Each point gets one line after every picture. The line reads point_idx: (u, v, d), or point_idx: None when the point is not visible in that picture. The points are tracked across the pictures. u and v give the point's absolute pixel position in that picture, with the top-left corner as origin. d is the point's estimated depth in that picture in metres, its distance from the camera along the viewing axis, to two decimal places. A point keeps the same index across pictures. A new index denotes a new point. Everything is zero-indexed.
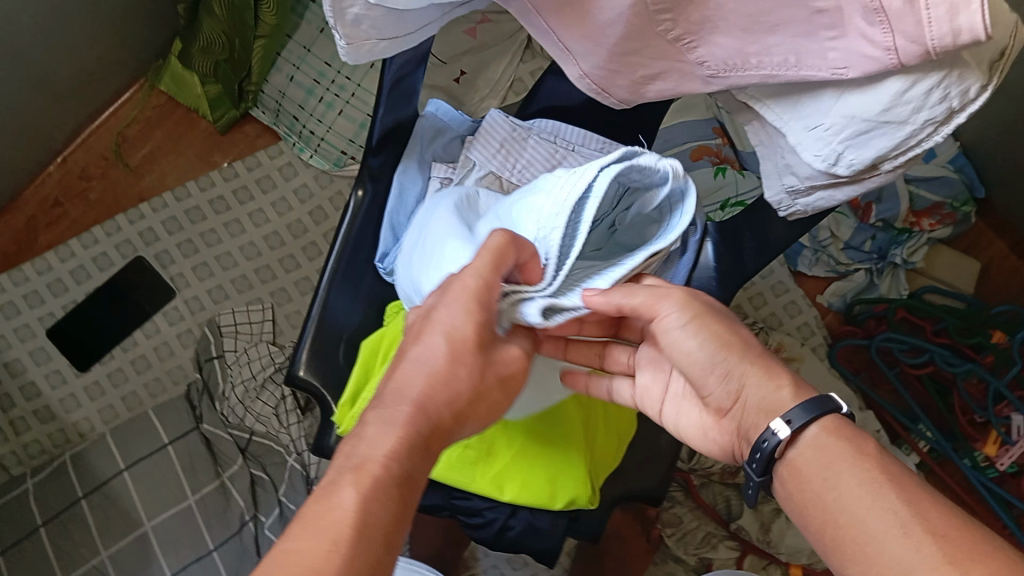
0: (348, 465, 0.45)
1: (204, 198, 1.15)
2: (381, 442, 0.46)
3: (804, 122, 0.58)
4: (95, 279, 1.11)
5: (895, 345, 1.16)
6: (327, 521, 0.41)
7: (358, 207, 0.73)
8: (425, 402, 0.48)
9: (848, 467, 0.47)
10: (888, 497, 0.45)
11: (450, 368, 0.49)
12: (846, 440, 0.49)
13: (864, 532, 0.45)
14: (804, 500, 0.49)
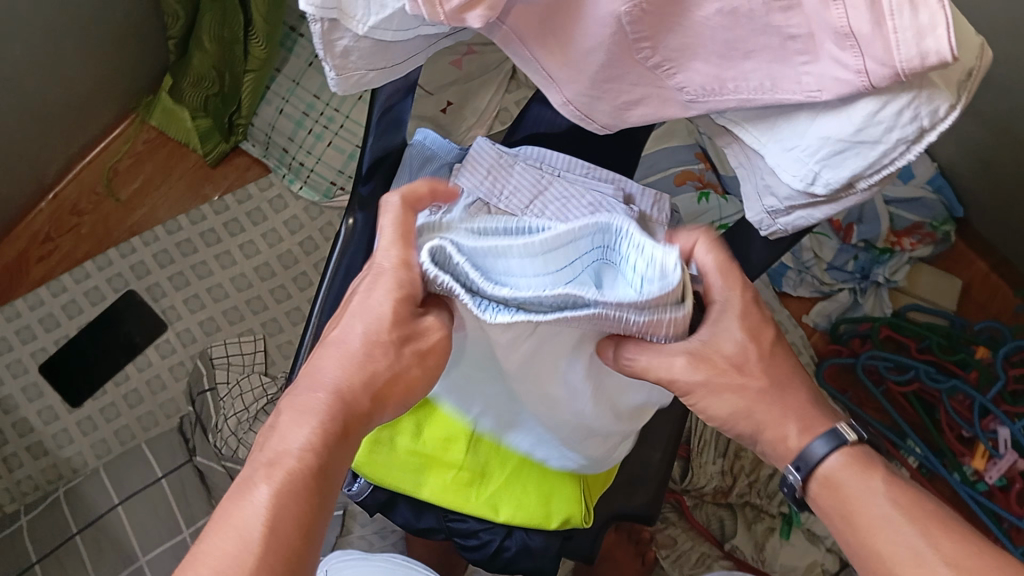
0: (270, 455, 0.47)
1: (195, 231, 1.16)
2: (296, 433, 0.48)
3: (782, 144, 0.60)
4: (87, 313, 1.12)
5: (880, 363, 1.18)
6: (247, 525, 0.45)
7: (348, 236, 0.74)
8: (340, 387, 0.49)
9: (867, 502, 0.54)
10: (905, 531, 0.52)
11: (366, 352, 0.50)
12: (863, 474, 0.55)
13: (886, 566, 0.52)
14: (835, 532, 0.56)
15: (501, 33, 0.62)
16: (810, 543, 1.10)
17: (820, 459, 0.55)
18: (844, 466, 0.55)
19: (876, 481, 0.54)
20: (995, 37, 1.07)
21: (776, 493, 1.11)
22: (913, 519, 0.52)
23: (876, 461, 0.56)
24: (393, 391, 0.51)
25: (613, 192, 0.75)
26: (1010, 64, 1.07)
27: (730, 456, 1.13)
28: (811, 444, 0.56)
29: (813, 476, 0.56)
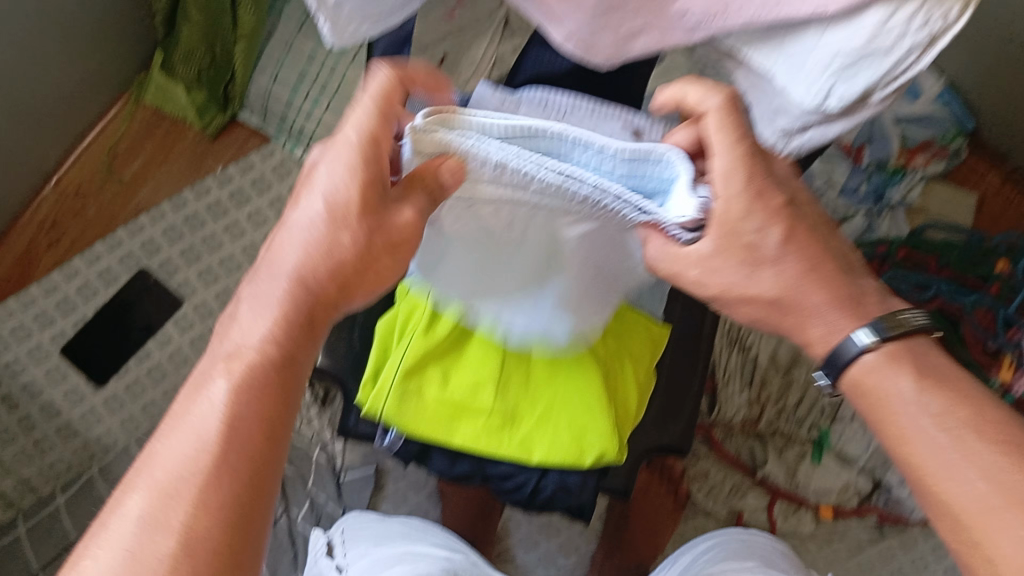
0: (242, 347, 0.50)
1: (202, 205, 1.16)
2: (257, 328, 0.51)
3: (790, 64, 0.59)
4: (102, 294, 1.12)
5: (900, 283, 1.16)
6: (200, 420, 0.46)
7: None
8: (302, 273, 0.52)
9: (894, 403, 0.53)
10: (933, 437, 0.51)
11: (330, 235, 0.52)
12: (892, 375, 0.53)
13: (928, 465, 0.50)
14: (876, 425, 0.54)
15: None
16: (841, 467, 1.10)
17: (851, 358, 0.55)
18: (875, 368, 0.54)
19: (904, 385, 0.53)
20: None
21: (805, 419, 1.11)
22: (942, 424, 0.51)
23: (914, 358, 0.54)
24: (359, 282, 0.54)
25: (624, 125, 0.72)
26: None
27: (756, 385, 1.12)
28: (844, 338, 0.55)
29: (843, 375, 0.56)
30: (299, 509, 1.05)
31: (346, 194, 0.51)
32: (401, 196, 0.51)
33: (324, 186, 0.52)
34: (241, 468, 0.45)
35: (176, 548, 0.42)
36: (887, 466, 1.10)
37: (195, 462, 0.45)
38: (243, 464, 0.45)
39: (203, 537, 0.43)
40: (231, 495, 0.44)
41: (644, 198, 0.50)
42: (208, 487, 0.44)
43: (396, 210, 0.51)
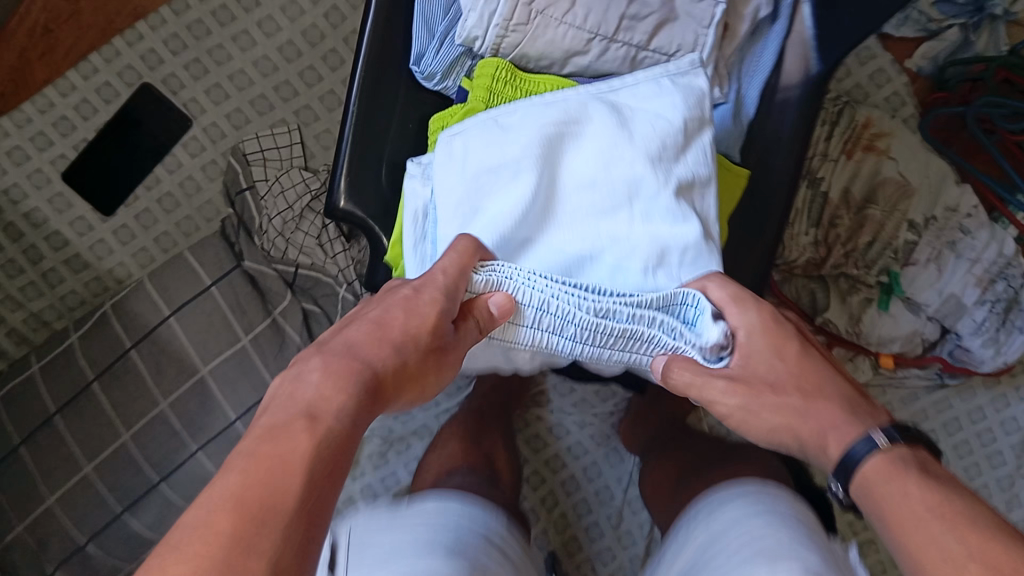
0: (312, 395, 0.43)
1: (206, 10, 1.01)
2: (319, 387, 0.44)
3: None
4: (103, 113, 1.00)
5: (996, 110, 1.01)
6: (278, 449, 0.39)
7: (381, 2, 0.66)
8: (367, 361, 0.47)
9: (897, 491, 0.45)
10: (925, 520, 0.42)
11: (399, 340, 0.48)
12: (894, 474, 0.46)
13: (926, 539, 0.42)
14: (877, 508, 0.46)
15: None
16: (910, 314, 1.02)
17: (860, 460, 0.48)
18: (876, 465, 0.47)
19: (909, 479, 0.45)
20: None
21: (875, 262, 1.01)
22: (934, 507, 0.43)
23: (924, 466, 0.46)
24: (407, 384, 0.49)
25: None
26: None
27: (824, 225, 1.01)
28: (850, 442, 0.49)
29: (850, 483, 0.49)
30: None
31: (424, 305, 0.50)
32: (458, 331, 0.51)
33: (403, 299, 0.50)
34: (311, 518, 0.37)
35: None
36: (960, 313, 1.00)
37: (270, 493, 0.37)
38: (308, 509, 0.38)
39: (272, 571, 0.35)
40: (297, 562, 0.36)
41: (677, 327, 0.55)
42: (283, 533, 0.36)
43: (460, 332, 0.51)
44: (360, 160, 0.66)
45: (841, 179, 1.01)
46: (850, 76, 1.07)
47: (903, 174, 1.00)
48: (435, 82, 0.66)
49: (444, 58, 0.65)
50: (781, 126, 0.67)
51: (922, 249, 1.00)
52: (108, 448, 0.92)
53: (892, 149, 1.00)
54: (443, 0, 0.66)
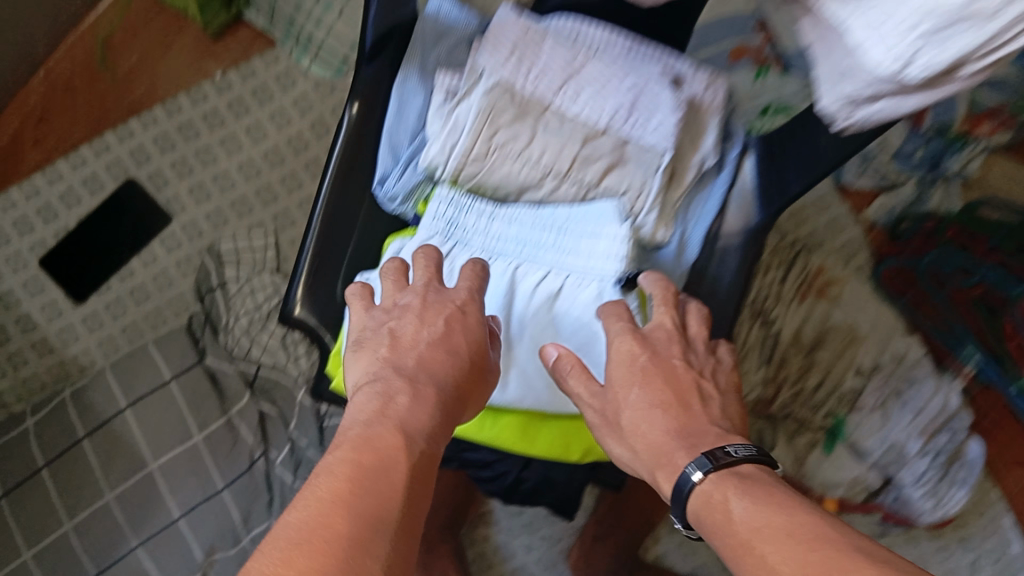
0: (388, 422, 0.44)
1: (197, 113, 1.06)
2: (372, 405, 0.45)
3: (874, 16, 0.50)
4: (87, 203, 1.04)
5: (943, 264, 1.07)
6: (373, 440, 0.42)
7: (351, 128, 0.69)
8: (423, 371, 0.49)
9: (729, 511, 0.45)
10: (758, 545, 0.40)
11: (446, 329, 0.52)
12: (721, 497, 0.46)
13: (749, 549, 0.41)
14: (719, 516, 0.45)
15: None
16: (853, 459, 1.03)
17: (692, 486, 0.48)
18: (709, 488, 0.47)
19: (730, 490, 0.46)
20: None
21: (821, 405, 1.06)
22: (764, 526, 0.41)
23: (745, 477, 0.47)
24: (469, 394, 0.52)
25: (660, 73, 0.68)
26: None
27: (775, 364, 1.07)
28: (682, 471, 0.49)
29: (686, 511, 0.49)
30: (278, 453, 0.97)
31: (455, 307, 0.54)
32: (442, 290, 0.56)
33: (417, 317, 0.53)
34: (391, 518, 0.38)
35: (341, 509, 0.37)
36: (901, 462, 1.01)
37: (323, 493, 0.38)
38: (387, 519, 0.38)
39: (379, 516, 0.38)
40: (375, 502, 0.39)
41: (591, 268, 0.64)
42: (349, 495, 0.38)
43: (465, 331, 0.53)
44: (319, 273, 0.69)
45: (794, 321, 1.08)
46: (808, 222, 1.11)
47: (851, 323, 1.07)
48: (397, 207, 0.69)
49: (404, 183, 0.68)
50: (721, 272, 0.71)
51: (869, 395, 1.04)
52: (49, 537, 0.91)
53: (841, 297, 1.08)
54: (411, 127, 0.69)
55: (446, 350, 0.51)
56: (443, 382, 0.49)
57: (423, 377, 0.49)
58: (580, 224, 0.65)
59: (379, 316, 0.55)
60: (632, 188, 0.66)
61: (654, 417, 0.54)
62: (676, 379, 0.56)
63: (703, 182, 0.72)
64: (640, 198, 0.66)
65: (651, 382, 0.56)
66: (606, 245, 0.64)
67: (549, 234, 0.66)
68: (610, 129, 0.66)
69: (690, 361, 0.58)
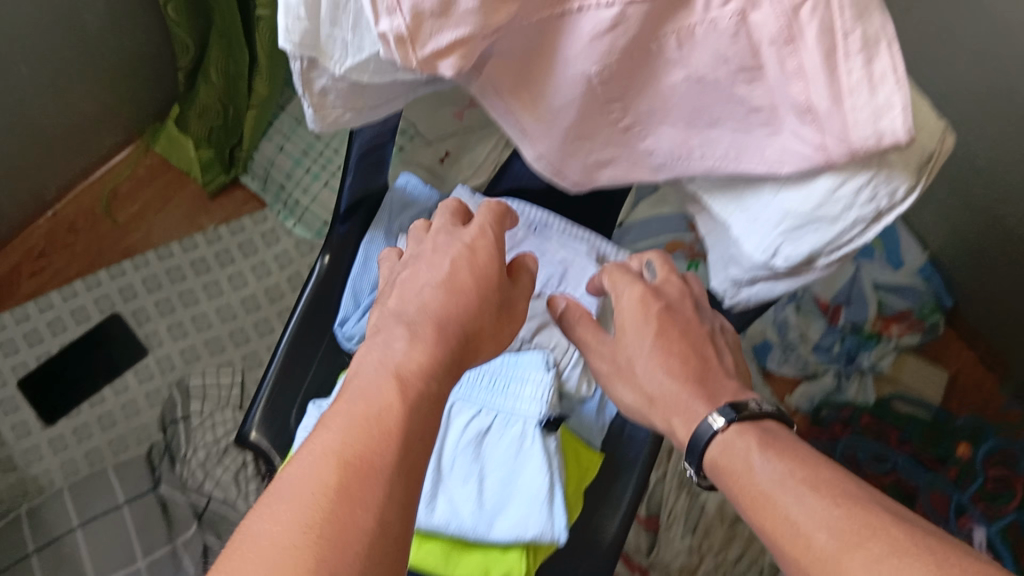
0: (385, 369, 0.49)
1: (186, 259, 1.17)
2: (384, 348, 0.52)
3: (747, 213, 0.62)
4: (72, 331, 1.12)
5: (860, 450, 1.13)
6: (371, 391, 0.48)
7: (321, 274, 0.78)
8: (431, 307, 0.55)
9: (749, 470, 0.52)
10: (779, 498, 0.48)
11: (451, 269, 0.57)
12: (740, 449, 0.53)
13: (775, 501, 0.48)
14: (738, 472, 0.52)
15: (478, 78, 0.62)
16: None
17: (708, 439, 0.56)
18: (730, 438, 0.54)
19: (753, 444, 0.53)
20: (954, 101, 1.06)
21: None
22: (786, 484, 0.49)
23: (764, 432, 0.55)
24: (482, 337, 0.57)
25: (588, 250, 0.81)
26: (992, 118, 1.02)
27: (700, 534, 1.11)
28: (703, 422, 0.57)
29: (703, 459, 0.56)
30: None
31: (466, 261, 0.58)
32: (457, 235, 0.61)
33: (434, 264, 0.59)
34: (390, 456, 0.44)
35: (341, 451, 0.44)
36: None
37: (338, 438, 0.44)
38: (381, 465, 0.44)
39: (378, 457, 0.44)
40: (379, 448, 0.44)
41: (519, 410, 0.73)
42: (361, 436, 0.45)
43: (466, 265, 0.58)
44: (276, 400, 0.76)
45: None
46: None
47: None
48: (353, 346, 0.76)
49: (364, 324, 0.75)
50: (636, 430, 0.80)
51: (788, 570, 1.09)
52: None
53: None
54: (372, 280, 0.78)
55: (458, 287, 0.56)
56: (449, 320, 0.54)
57: (424, 318, 0.54)
58: (511, 373, 0.75)
59: (415, 249, 0.62)
60: (560, 346, 0.78)
61: (666, 364, 0.62)
62: (690, 333, 0.64)
63: None
64: (565, 351, 0.77)
65: (663, 332, 0.64)
66: (533, 389, 0.73)
67: (485, 381, 0.75)
68: (543, 294, 0.79)
69: (703, 317, 0.66)
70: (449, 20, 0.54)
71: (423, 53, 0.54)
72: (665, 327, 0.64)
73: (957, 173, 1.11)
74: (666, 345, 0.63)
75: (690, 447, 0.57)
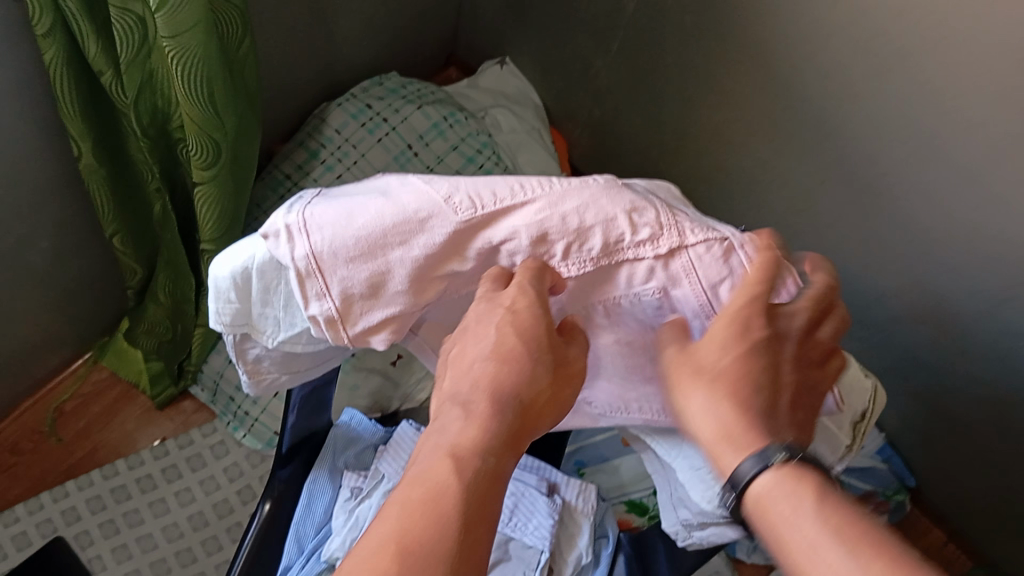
0: (439, 452, 0.46)
1: (131, 477, 1.14)
2: (449, 421, 0.47)
3: (688, 461, 0.62)
4: (11, 558, 1.06)
5: None
6: (426, 477, 0.45)
7: (264, 521, 0.73)
8: (487, 385, 0.48)
9: (796, 518, 0.46)
10: (830, 556, 0.43)
11: (496, 334, 0.49)
12: (792, 494, 0.46)
13: (820, 559, 0.43)
14: (778, 519, 0.46)
15: (413, 338, 0.60)
16: None
17: (752, 479, 0.48)
18: (772, 481, 0.47)
19: (801, 492, 0.46)
20: (885, 305, 1.09)
21: None
22: (841, 541, 0.43)
23: (821, 477, 0.47)
24: (545, 404, 0.49)
25: (536, 482, 0.80)
26: (923, 321, 1.05)
27: None
28: (752, 460, 0.48)
29: (743, 498, 0.49)
30: None
31: (508, 334, 0.49)
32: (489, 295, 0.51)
33: (480, 330, 0.50)
34: (454, 534, 0.43)
35: (392, 550, 0.42)
36: None
37: (386, 533, 0.43)
38: (442, 558, 0.42)
39: (429, 551, 0.42)
40: (431, 537, 0.43)
41: None
42: (416, 522, 0.43)
43: (505, 332, 0.49)
44: None
45: None
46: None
47: None
48: None
49: (305, 572, 0.74)
50: None
51: None
52: None
53: None
54: (316, 523, 0.77)
55: (507, 357, 0.49)
56: (502, 393, 0.48)
57: (479, 393, 0.48)
58: None
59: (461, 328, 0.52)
60: None
61: (730, 408, 0.50)
62: (783, 371, 0.52)
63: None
64: None
65: (763, 363, 0.51)
66: None
67: None
68: None
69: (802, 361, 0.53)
70: (380, 300, 0.52)
71: (354, 333, 0.52)
72: (758, 359, 0.51)
73: (896, 364, 1.12)
74: (755, 377, 0.50)
75: (730, 485, 0.50)
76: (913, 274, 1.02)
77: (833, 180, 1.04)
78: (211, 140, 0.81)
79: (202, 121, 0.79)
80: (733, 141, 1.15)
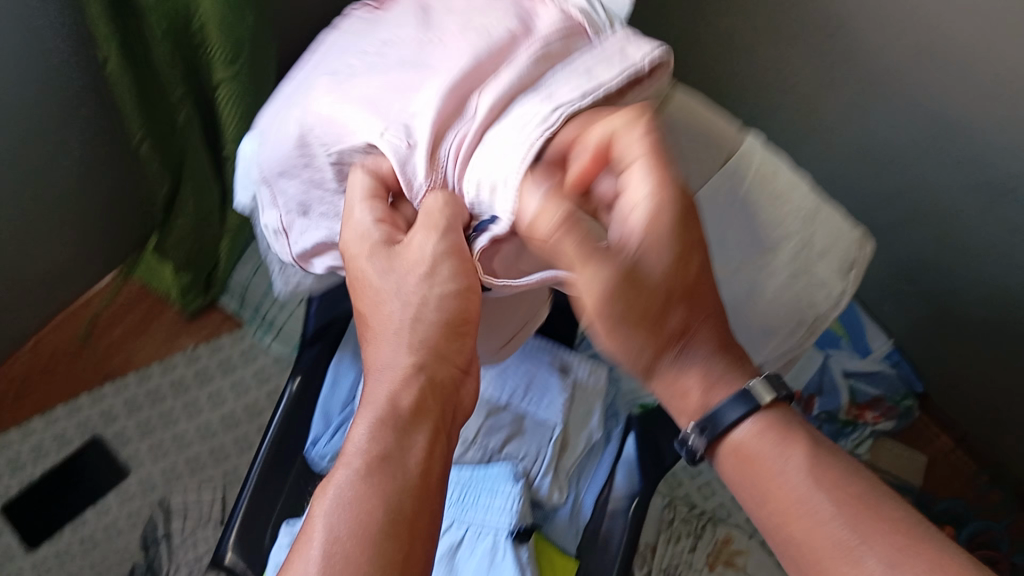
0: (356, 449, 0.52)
1: (166, 381, 1.20)
2: (366, 420, 0.53)
3: None
4: (53, 457, 1.13)
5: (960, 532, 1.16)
6: (345, 470, 0.51)
7: (292, 397, 0.78)
8: (393, 381, 0.55)
9: (783, 467, 0.54)
10: (814, 504, 0.52)
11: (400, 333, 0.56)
12: (776, 443, 0.56)
13: (807, 510, 0.53)
14: (764, 469, 0.55)
15: None
16: None
17: (728, 426, 0.57)
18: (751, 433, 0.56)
19: (786, 446, 0.55)
20: (893, 206, 1.11)
21: None
22: (826, 492, 0.53)
23: (792, 428, 0.57)
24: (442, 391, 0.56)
25: (549, 362, 0.84)
26: (928, 222, 1.07)
27: None
28: (720, 409, 0.57)
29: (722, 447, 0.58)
30: None
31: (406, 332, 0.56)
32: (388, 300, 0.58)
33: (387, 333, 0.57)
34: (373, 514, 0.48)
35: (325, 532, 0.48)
36: None
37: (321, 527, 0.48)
38: (364, 529, 0.48)
39: (353, 528, 0.48)
40: (353, 515, 0.48)
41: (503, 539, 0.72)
42: (343, 507, 0.49)
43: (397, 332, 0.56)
44: (249, 527, 0.73)
45: None
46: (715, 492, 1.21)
47: None
48: (325, 465, 0.78)
49: (334, 444, 0.78)
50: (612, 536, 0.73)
51: None
52: None
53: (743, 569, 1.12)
54: (342, 401, 0.81)
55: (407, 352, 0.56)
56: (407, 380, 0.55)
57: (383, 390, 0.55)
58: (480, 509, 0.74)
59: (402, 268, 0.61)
60: (528, 458, 0.80)
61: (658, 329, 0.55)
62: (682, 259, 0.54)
63: (593, 453, 0.83)
64: (535, 462, 0.79)
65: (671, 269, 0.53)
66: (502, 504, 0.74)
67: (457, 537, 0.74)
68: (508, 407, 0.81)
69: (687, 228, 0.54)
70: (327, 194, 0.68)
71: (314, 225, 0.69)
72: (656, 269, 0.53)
73: (909, 266, 1.14)
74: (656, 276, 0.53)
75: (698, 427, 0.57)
76: (916, 175, 1.04)
77: (837, 81, 1.05)
78: (231, 35, 0.85)
79: (222, 16, 0.82)
80: (742, 43, 1.16)
